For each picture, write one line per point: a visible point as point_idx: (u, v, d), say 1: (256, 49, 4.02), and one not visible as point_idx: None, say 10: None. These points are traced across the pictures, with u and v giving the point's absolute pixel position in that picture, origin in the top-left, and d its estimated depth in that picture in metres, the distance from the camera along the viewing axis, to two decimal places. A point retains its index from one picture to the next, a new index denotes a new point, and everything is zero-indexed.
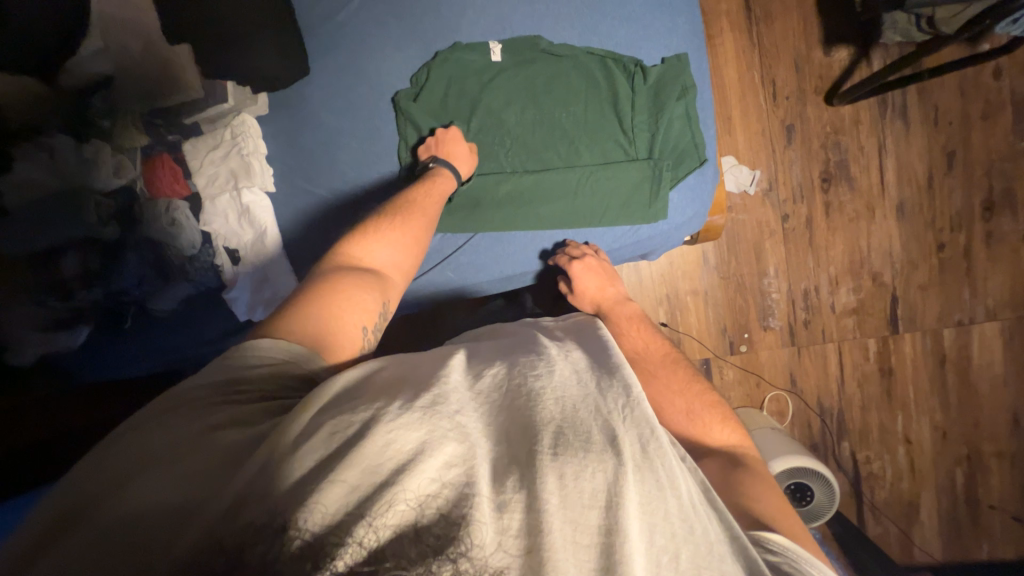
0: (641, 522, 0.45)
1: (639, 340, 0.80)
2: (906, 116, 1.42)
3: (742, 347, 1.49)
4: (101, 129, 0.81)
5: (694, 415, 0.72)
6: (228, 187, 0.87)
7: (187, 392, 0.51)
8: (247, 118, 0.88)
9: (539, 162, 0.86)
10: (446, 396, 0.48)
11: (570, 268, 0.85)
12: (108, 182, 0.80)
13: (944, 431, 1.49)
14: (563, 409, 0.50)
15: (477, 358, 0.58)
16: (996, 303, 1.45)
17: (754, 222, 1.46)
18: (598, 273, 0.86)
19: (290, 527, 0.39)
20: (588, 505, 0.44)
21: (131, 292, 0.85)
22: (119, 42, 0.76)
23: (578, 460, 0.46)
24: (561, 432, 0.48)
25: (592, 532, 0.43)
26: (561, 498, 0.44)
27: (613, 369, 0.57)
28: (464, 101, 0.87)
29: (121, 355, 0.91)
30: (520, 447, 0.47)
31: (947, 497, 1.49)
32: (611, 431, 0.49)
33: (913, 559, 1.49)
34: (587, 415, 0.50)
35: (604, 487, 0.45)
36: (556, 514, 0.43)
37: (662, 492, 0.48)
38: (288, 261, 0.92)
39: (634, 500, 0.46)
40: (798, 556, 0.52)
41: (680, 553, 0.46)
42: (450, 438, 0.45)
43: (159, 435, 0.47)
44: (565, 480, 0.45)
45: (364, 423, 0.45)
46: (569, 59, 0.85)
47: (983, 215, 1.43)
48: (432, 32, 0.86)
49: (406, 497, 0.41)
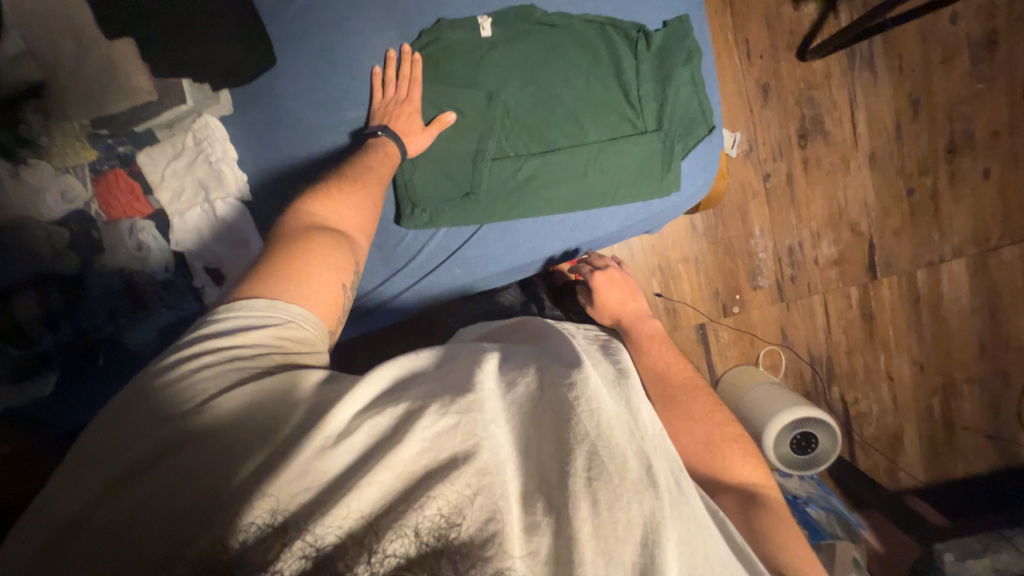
0: (675, 559, 0.43)
1: (664, 353, 0.75)
2: (873, 67, 1.45)
3: (734, 308, 1.53)
4: (37, 148, 0.69)
5: (712, 445, 0.68)
6: (197, 201, 0.78)
7: (180, 366, 0.48)
8: (208, 120, 0.78)
9: (543, 143, 0.80)
10: (483, 402, 0.46)
11: (593, 279, 0.81)
12: (56, 210, 0.71)
13: (921, 365, 1.59)
14: (602, 428, 0.46)
15: (510, 358, 0.54)
16: (962, 240, 1.53)
17: (737, 184, 1.48)
18: (621, 286, 0.81)
19: (294, 529, 0.38)
20: (622, 537, 0.42)
21: (102, 328, 0.77)
22: (45, 40, 0.66)
23: (615, 480, 0.43)
24: (599, 453, 0.44)
25: (624, 566, 0.41)
26: (594, 525, 0.41)
27: (641, 390, 0.55)
28: (457, 82, 0.79)
29: (94, 401, 0.77)
30: (553, 467, 0.44)
31: (926, 424, 1.61)
32: (647, 457, 0.47)
33: (900, 484, 1.62)
34: (626, 437, 0.47)
35: (639, 518, 0.43)
36: (588, 545, 0.40)
37: (691, 527, 0.45)
38: (249, 218, 0.81)
39: (670, 540, 0.43)
40: None
41: None
42: (487, 448, 0.42)
43: (151, 426, 0.44)
44: (598, 508, 0.41)
45: (403, 421, 0.43)
46: (565, 29, 0.79)
47: (947, 157, 1.49)
48: (413, 10, 0.79)
49: (430, 507, 0.39)
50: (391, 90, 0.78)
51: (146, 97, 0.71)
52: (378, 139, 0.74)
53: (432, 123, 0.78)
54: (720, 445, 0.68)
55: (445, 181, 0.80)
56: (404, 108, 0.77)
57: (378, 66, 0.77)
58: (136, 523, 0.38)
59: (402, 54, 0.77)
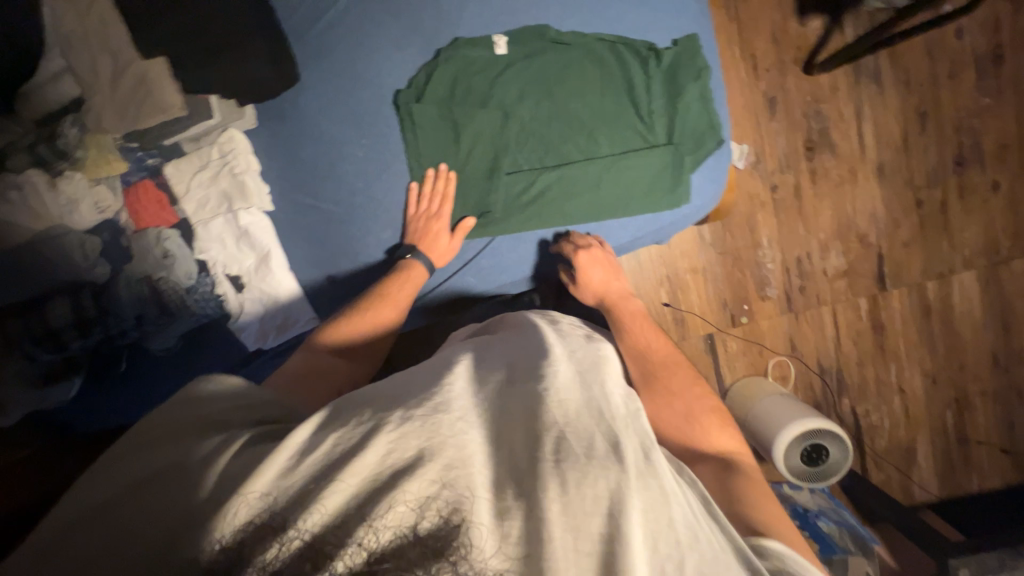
0: (643, 529, 0.42)
1: (642, 327, 0.77)
2: (880, 80, 1.47)
3: (742, 318, 1.54)
4: (73, 160, 0.73)
5: (693, 416, 0.68)
6: (222, 210, 0.81)
7: (174, 410, 0.50)
8: (233, 133, 0.79)
9: (557, 157, 0.80)
10: (451, 402, 0.47)
11: (578, 258, 0.81)
12: (89, 219, 0.75)
13: (933, 378, 1.58)
14: (566, 414, 0.48)
15: (482, 362, 0.56)
16: (972, 252, 1.52)
17: (744, 195, 1.50)
18: (604, 265, 0.82)
19: (289, 527, 0.39)
20: (590, 510, 0.41)
21: (129, 333, 0.79)
22: (85, 59, 0.72)
23: (579, 460, 0.44)
24: (564, 438, 0.45)
25: (594, 539, 0.40)
26: (561, 505, 0.41)
27: (610, 383, 0.56)
28: (473, 98, 0.79)
29: (123, 401, 0.83)
30: (523, 453, 0.44)
31: (939, 437, 1.59)
32: (614, 438, 0.47)
33: (913, 499, 1.60)
34: (589, 420, 0.48)
35: (606, 492, 0.42)
36: (556, 522, 0.40)
37: (661, 502, 0.44)
38: (307, 301, 0.86)
39: (637, 508, 0.42)
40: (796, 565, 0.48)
41: (684, 559, 0.42)
42: (452, 445, 0.43)
43: (140, 457, 0.44)
44: (566, 487, 0.42)
45: (368, 430, 0.43)
46: (579, 46, 0.80)
47: (956, 170, 1.49)
48: (431, 27, 0.79)
49: (405, 501, 0.40)
50: (426, 203, 0.81)
51: (177, 113, 0.75)
52: (405, 261, 0.80)
53: (456, 230, 0.82)
54: (704, 415, 0.69)
55: (456, 195, 0.82)
56: (433, 223, 0.81)
57: (416, 183, 0.80)
58: (122, 548, 0.39)
59: (440, 173, 0.79)
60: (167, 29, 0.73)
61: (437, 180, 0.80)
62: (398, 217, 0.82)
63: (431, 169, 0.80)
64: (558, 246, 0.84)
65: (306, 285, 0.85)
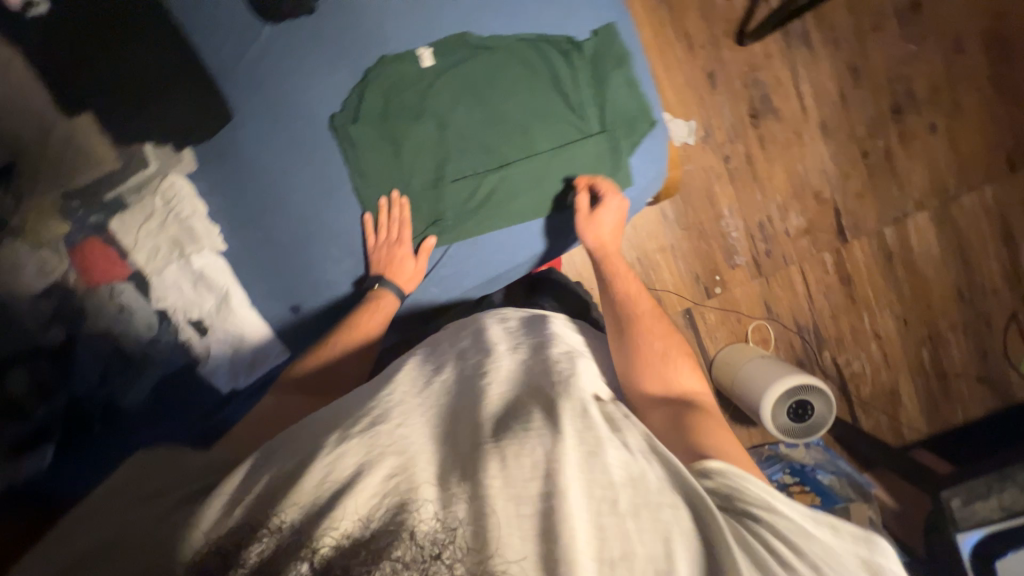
0: (582, 480, 0.46)
1: (631, 284, 0.81)
2: (810, 42, 1.52)
3: (716, 289, 1.57)
4: (13, 229, 0.73)
5: (668, 357, 0.71)
6: (173, 257, 0.80)
7: (135, 478, 0.55)
8: (175, 180, 0.79)
9: (498, 159, 0.81)
10: (388, 413, 0.51)
11: (613, 199, 0.81)
12: (34, 283, 0.73)
13: (905, 319, 1.63)
14: (505, 402, 0.54)
15: (421, 370, 0.61)
16: (922, 194, 1.58)
17: (699, 169, 1.53)
18: (620, 220, 0.84)
19: (247, 549, 0.43)
20: (529, 477, 0.46)
21: (94, 392, 0.78)
22: (15, 125, 0.72)
23: (513, 439, 0.49)
24: (501, 422, 0.51)
25: (534, 501, 0.44)
26: (501, 480, 0.46)
27: (548, 360, 0.61)
28: (407, 112, 0.80)
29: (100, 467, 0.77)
30: (466, 442, 0.50)
31: (919, 375, 1.64)
32: (551, 408, 0.52)
33: (904, 439, 1.65)
34: (527, 401, 0.54)
35: (543, 456, 0.47)
36: (498, 494, 0.45)
37: (597, 452, 0.48)
38: (275, 336, 0.86)
39: (573, 462, 0.47)
40: (739, 480, 0.52)
41: (618, 496, 0.46)
42: (393, 451, 0.47)
43: (100, 527, 0.49)
44: (505, 462, 0.47)
45: (305, 458, 0.47)
46: (503, 49, 0.81)
47: (894, 118, 1.55)
48: (357, 47, 0.79)
49: (350, 512, 0.44)
50: (384, 232, 0.82)
51: (112, 165, 0.76)
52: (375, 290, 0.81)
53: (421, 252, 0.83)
54: (664, 358, 0.71)
55: (413, 219, 0.83)
56: (397, 250, 0.81)
57: (369, 213, 0.80)
58: None
59: (392, 200, 0.81)
60: (90, 83, 0.75)
61: (392, 207, 0.81)
62: (352, 240, 0.83)
63: (381, 198, 0.81)
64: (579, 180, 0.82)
65: (271, 318, 0.85)
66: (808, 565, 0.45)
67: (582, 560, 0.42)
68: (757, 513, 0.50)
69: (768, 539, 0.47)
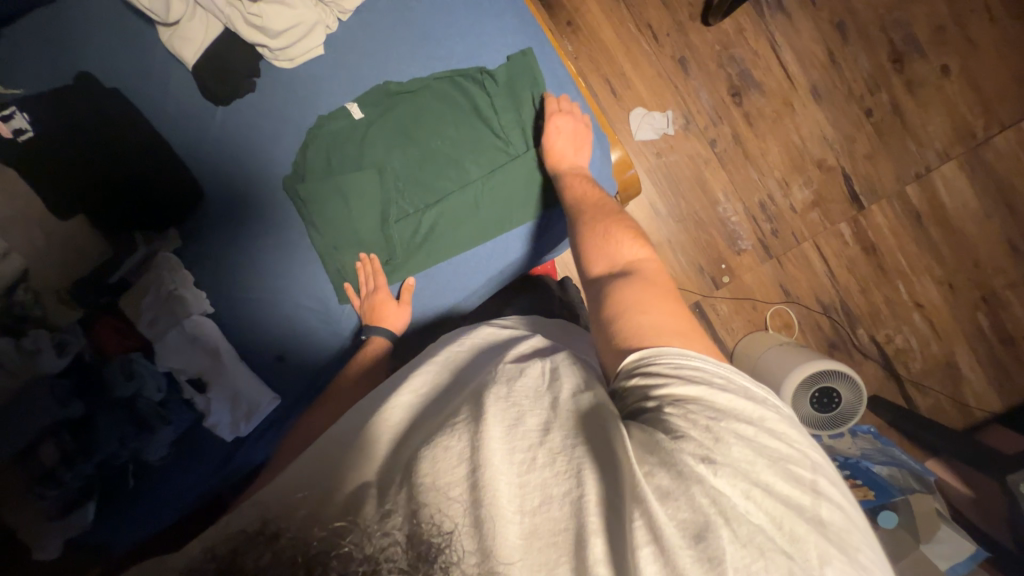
0: (504, 449, 0.49)
1: (584, 189, 0.83)
2: (784, 7, 1.43)
3: (724, 278, 1.49)
4: (36, 318, 0.83)
5: (608, 234, 0.73)
6: (172, 324, 0.89)
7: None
8: (165, 255, 0.89)
9: (435, 193, 0.89)
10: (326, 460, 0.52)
11: (559, 121, 0.86)
12: (55, 364, 0.81)
13: (950, 283, 1.46)
14: (434, 409, 0.58)
15: (356, 414, 0.62)
16: (944, 143, 1.42)
17: (686, 158, 1.47)
18: (573, 137, 0.86)
19: None
20: (457, 462, 0.49)
21: (120, 453, 0.86)
22: (26, 236, 0.84)
23: (440, 436, 0.51)
24: (430, 427, 0.54)
25: (463, 482, 0.47)
26: (433, 474, 0.48)
27: (473, 368, 0.65)
28: (348, 162, 0.89)
29: (146, 509, 0.90)
30: (401, 457, 0.51)
31: (979, 343, 1.46)
32: (474, 396, 0.56)
33: (973, 418, 1.46)
34: (453, 401, 0.57)
35: (467, 441, 0.50)
36: (431, 488, 0.47)
37: (515, 421, 0.52)
38: (263, 381, 0.93)
39: (494, 435, 0.50)
40: (663, 359, 0.54)
41: (536, 456, 0.50)
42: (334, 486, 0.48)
43: None
44: (435, 457, 0.49)
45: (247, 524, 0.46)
46: (423, 89, 0.89)
47: (895, 68, 1.42)
48: (298, 113, 0.90)
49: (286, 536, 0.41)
50: (364, 287, 0.90)
51: (104, 253, 0.88)
52: (365, 339, 0.86)
53: (402, 293, 0.90)
54: (602, 240, 0.73)
55: (385, 267, 0.90)
56: (379, 297, 0.88)
57: (349, 282, 0.89)
58: None
59: (366, 260, 0.89)
60: (76, 186, 0.86)
61: (365, 265, 0.89)
62: (319, 287, 0.91)
63: (357, 263, 0.90)
64: (546, 98, 0.87)
65: (261, 369, 0.93)
66: (706, 432, 0.47)
67: (505, 518, 0.46)
68: (664, 391, 0.52)
69: (671, 421, 0.49)
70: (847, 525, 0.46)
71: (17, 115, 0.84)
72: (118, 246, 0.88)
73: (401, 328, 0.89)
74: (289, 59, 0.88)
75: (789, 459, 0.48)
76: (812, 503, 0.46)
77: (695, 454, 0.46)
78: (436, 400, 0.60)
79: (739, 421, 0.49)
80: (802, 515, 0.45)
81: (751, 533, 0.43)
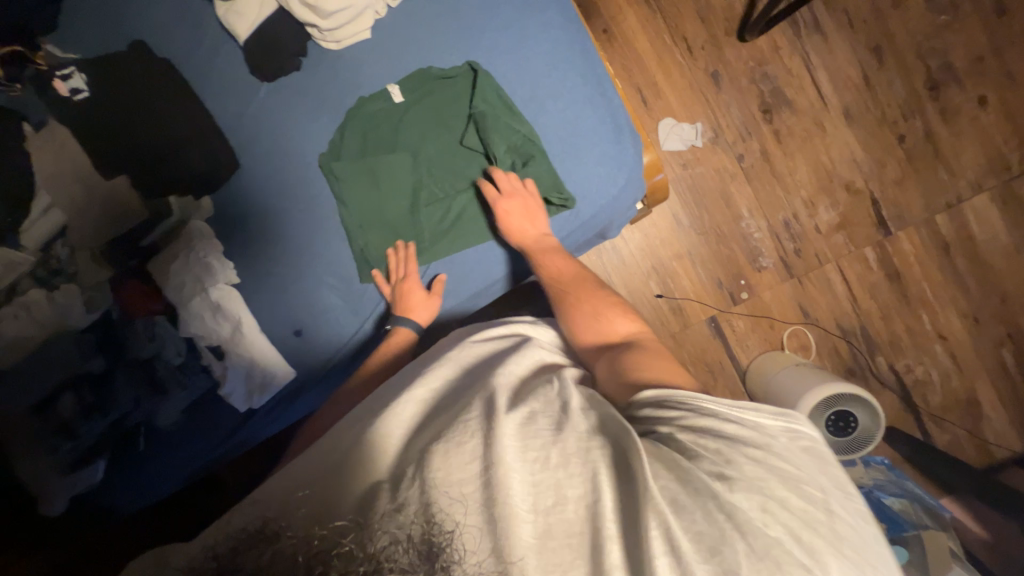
0: (515, 450, 0.49)
1: (559, 269, 0.86)
2: (821, 28, 1.44)
3: (742, 294, 1.48)
4: (68, 274, 0.86)
5: (598, 313, 0.79)
6: (196, 291, 0.89)
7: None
8: (194, 224, 0.89)
9: (465, 180, 0.91)
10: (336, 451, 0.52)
11: (503, 205, 0.86)
12: (82, 319, 0.86)
13: (975, 316, 1.43)
14: (446, 407, 0.58)
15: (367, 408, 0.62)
16: (977, 173, 1.40)
17: (712, 171, 1.47)
18: (524, 212, 0.87)
19: None
20: (469, 460, 0.48)
21: (132, 414, 0.88)
22: (67, 192, 0.87)
23: (452, 435, 0.51)
24: (441, 424, 0.54)
25: (476, 480, 0.47)
26: (446, 470, 0.48)
27: (485, 369, 0.65)
28: (383, 143, 0.91)
29: (151, 474, 0.90)
30: (413, 451, 0.51)
31: (1002, 379, 1.42)
32: (487, 397, 0.56)
33: (991, 457, 1.42)
34: (466, 399, 0.57)
35: (480, 440, 0.50)
36: (443, 485, 0.47)
37: (529, 423, 0.52)
38: (281, 356, 0.93)
39: (508, 436, 0.50)
40: (685, 397, 0.56)
41: (549, 456, 0.49)
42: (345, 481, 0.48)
43: None
44: (448, 454, 0.49)
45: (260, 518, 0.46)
46: (461, 77, 0.91)
47: (930, 94, 1.41)
48: (340, 91, 0.92)
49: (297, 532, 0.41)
50: (393, 276, 0.91)
51: (138, 215, 0.89)
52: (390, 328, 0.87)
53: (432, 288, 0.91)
54: (591, 321, 0.78)
55: (417, 255, 0.91)
56: (408, 285, 0.89)
57: (378, 270, 0.90)
58: None
59: (400, 248, 0.90)
60: (120, 149, 0.89)
61: (398, 254, 0.90)
62: (344, 265, 0.92)
63: (390, 248, 0.90)
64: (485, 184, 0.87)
65: (278, 343, 0.93)
66: (717, 454, 0.49)
67: (519, 518, 0.45)
68: (683, 421, 0.53)
69: (685, 444, 0.50)
70: (862, 541, 0.46)
71: (75, 75, 0.89)
72: (153, 210, 0.90)
73: (425, 320, 0.89)
74: (336, 40, 0.90)
75: (801, 479, 0.47)
76: (827, 518, 0.46)
77: (710, 472, 0.47)
78: (448, 398, 0.60)
79: (746, 443, 0.49)
80: (818, 532, 0.44)
81: (767, 546, 0.43)
